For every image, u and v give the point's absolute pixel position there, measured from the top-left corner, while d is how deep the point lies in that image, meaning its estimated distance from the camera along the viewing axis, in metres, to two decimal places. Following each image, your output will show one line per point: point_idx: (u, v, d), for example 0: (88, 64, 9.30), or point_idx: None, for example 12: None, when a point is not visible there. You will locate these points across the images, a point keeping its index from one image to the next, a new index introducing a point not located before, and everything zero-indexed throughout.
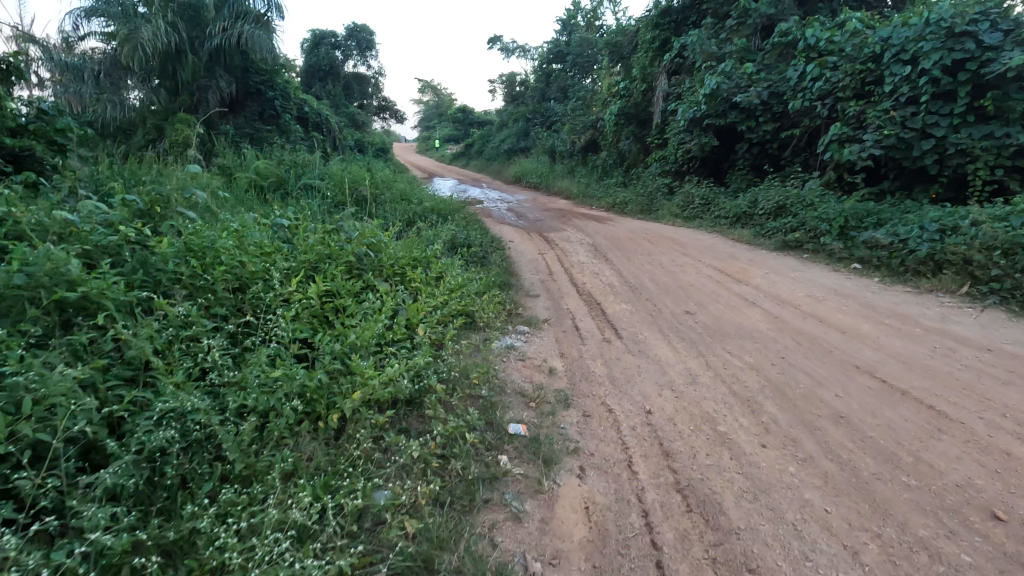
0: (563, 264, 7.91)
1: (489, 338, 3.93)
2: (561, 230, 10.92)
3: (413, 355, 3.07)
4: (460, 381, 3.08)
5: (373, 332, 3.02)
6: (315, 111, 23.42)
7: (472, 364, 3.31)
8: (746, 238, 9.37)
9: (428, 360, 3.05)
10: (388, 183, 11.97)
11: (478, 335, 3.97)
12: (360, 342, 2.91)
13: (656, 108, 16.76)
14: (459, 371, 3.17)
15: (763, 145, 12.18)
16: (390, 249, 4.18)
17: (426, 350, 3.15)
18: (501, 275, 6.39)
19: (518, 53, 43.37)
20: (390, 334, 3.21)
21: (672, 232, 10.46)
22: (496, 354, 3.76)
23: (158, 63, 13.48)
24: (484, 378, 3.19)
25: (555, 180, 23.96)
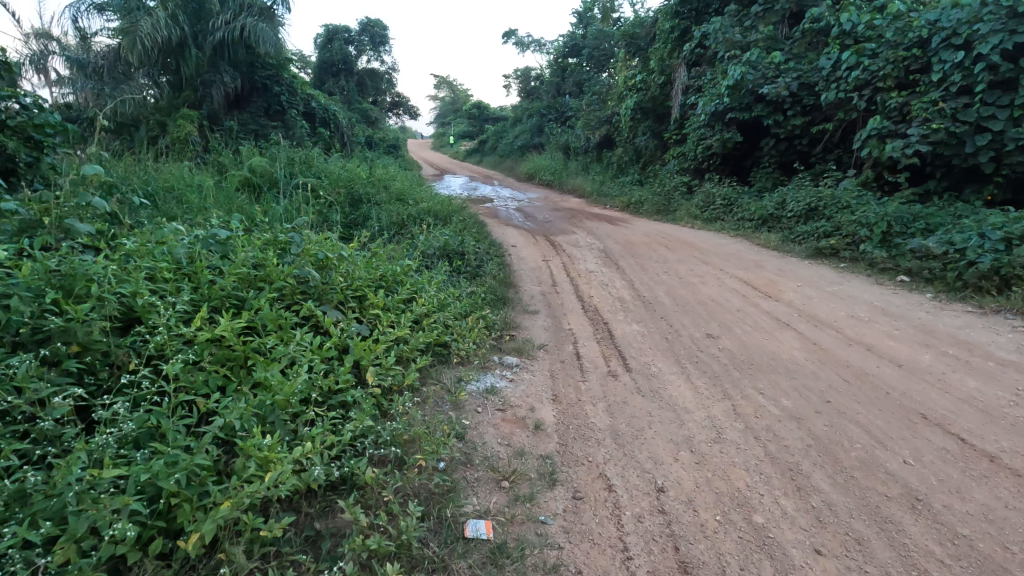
0: (568, 273, 7.14)
1: (463, 381, 3.20)
2: (569, 232, 10.16)
3: (343, 422, 2.35)
4: (406, 457, 2.35)
5: (291, 389, 2.33)
6: (323, 106, 22.88)
7: (430, 428, 2.57)
8: (771, 244, 8.53)
9: (361, 430, 2.33)
10: (389, 182, 11.33)
11: (450, 376, 3.24)
12: (266, 408, 2.23)
13: (675, 102, 15.85)
14: (407, 442, 2.42)
15: (790, 141, 11.28)
16: (348, 268, 3.48)
17: (364, 412, 2.43)
18: (494, 289, 5.65)
19: (534, 47, 42.44)
20: (321, 387, 2.51)
21: (690, 235, 9.65)
22: (470, 402, 3.02)
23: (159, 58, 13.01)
24: (442, 445, 2.46)
25: (569, 177, 23.13)
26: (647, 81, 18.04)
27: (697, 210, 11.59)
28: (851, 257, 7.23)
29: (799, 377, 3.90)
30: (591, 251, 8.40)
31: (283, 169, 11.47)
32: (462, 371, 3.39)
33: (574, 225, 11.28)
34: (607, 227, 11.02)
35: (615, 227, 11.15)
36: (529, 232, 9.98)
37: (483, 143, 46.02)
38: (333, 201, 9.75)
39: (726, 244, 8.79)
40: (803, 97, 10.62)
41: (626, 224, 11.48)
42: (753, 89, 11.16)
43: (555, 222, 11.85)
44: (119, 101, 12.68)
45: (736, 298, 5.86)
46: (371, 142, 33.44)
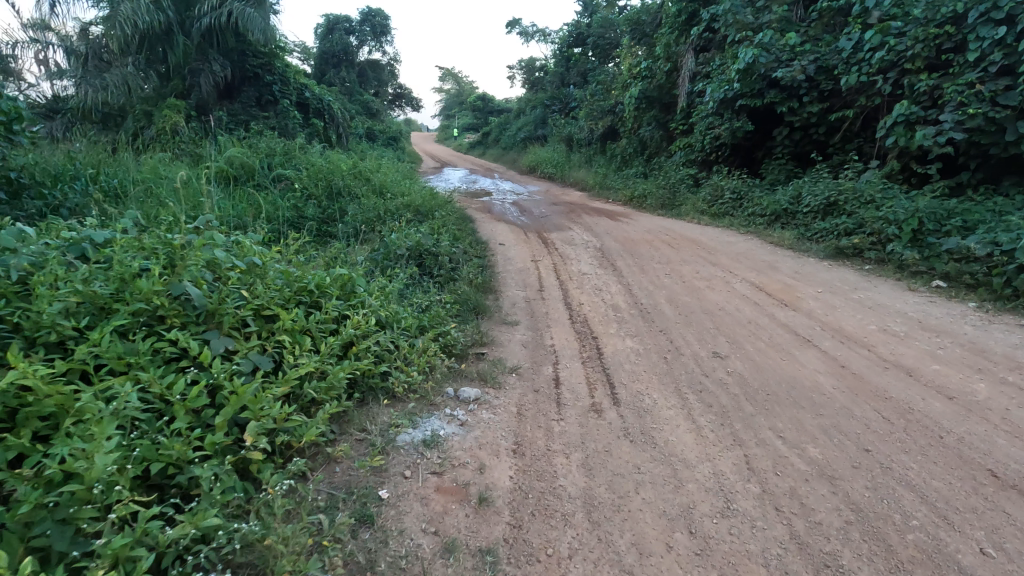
0: (558, 275, 6.40)
1: (390, 437, 2.49)
2: (565, 228, 9.40)
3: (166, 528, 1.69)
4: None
5: (91, 478, 1.66)
6: (318, 96, 22.15)
7: (306, 528, 1.87)
8: (784, 242, 7.75)
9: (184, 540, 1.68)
10: (375, 174, 10.63)
11: (375, 426, 2.54)
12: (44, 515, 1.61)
13: (682, 90, 15.00)
14: (262, 556, 1.75)
15: (806, 130, 10.45)
16: (258, 282, 2.80)
17: (203, 510, 1.76)
18: (467, 296, 4.91)
19: (539, 36, 41.43)
20: (155, 463, 1.84)
21: (695, 232, 8.90)
22: (390, 470, 2.31)
23: (142, 45, 12.35)
24: (315, 560, 1.76)
25: (571, 170, 22.32)
26: (652, 68, 17.18)
27: (704, 204, 10.78)
28: (877, 257, 6.45)
29: (827, 416, 3.15)
30: (586, 249, 7.66)
31: (263, 159, 10.80)
32: (394, 416, 2.67)
33: (571, 220, 10.55)
34: (607, 222, 10.29)
35: (615, 222, 10.42)
36: (521, 228, 9.24)
37: (487, 136, 45.17)
38: (310, 195, 9.08)
39: (735, 241, 8.01)
40: (820, 81, 9.79)
41: (627, 219, 10.74)
42: (765, 73, 10.34)
43: (551, 217, 11.10)
44: (104, 91, 12.02)
45: (747, 308, 5.10)
46: (370, 133, 32.74)
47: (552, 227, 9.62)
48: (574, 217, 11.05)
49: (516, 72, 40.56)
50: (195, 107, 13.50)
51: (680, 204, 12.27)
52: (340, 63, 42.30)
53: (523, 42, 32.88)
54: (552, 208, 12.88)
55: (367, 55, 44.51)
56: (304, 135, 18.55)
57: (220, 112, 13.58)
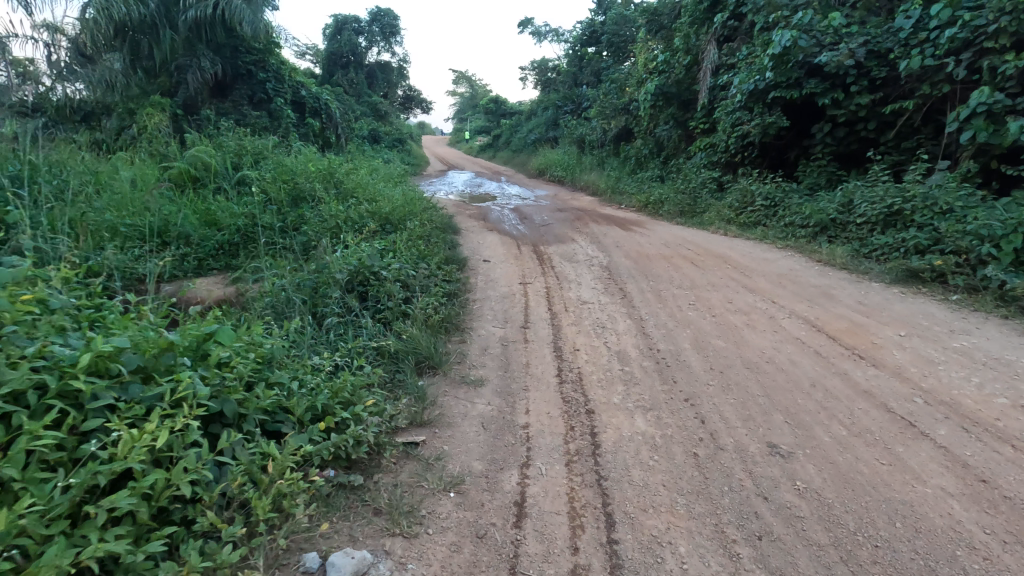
0: (550, 303, 5.03)
1: None
2: (566, 240, 8.00)
3: None
4: None
5: None
6: (315, 95, 21.03)
7: None
8: (831, 260, 6.28)
9: None
10: (355, 177, 9.39)
11: None
12: None
13: (703, 85, 13.54)
14: None
15: (851, 127, 8.99)
16: None
17: None
18: (411, 344, 3.57)
19: (551, 36, 40.10)
20: None
21: (722, 246, 7.46)
22: None
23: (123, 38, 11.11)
24: None
25: (582, 173, 20.95)
26: (670, 63, 15.74)
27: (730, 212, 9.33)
28: (965, 286, 4.99)
29: None
30: (589, 268, 6.26)
31: (231, 158, 9.61)
32: None
33: (576, 229, 9.16)
34: (618, 232, 8.90)
35: (626, 231, 9.01)
36: (516, 239, 7.89)
37: (497, 138, 43.97)
38: (272, 201, 7.85)
39: (772, 259, 6.58)
40: (870, 68, 8.31)
41: (641, 229, 9.36)
42: (804, 60, 8.91)
43: (553, 225, 9.73)
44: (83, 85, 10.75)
45: (805, 361, 3.69)
46: (375, 135, 31.66)
47: (551, 237, 8.24)
48: (580, 225, 9.68)
49: (528, 73, 39.25)
50: (182, 106, 12.28)
51: (703, 210, 10.79)
52: (349, 64, 41.35)
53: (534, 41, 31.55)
54: (556, 214, 11.51)
55: (376, 57, 43.54)
56: (297, 135, 17.42)
57: (208, 112, 12.33)
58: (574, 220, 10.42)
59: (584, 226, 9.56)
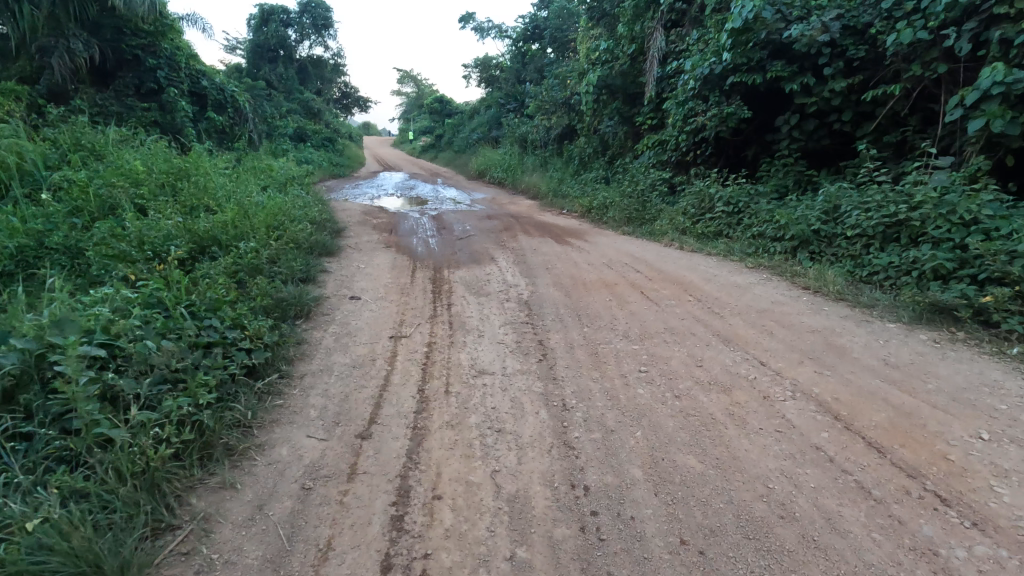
0: (423, 376, 3.20)
1: None
2: (483, 260, 6.19)
3: None
4: None
5: None
6: (218, 86, 18.44)
7: None
8: (820, 289, 4.75)
9: None
10: (217, 179, 7.30)
11: None
12: None
13: (650, 75, 12.07)
14: None
15: (820, 120, 7.65)
16: None
17: None
18: (22, 549, 1.62)
19: (495, 33, 38.10)
20: None
21: (678, 266, 5.81)
22: None
23: None
24: None
25: (524, 174, 19.28)
26: (613, 52, 14.21)
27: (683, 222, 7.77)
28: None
29: None
30: (501, 304, 4.49)
31: (52, 154, 7.15)
32: None
33: (502, 243, 7.35)
34: (554, 247, 7.16)
35: (562, 245, 7.28)
36: (416, 259, 6.03)
37: (441, 139, 41.85)
38: None
39: (745, 286, 4.98)
40: (845, 46, 6.94)
41: (584, 242, 7.63)
42: (768, 38, 7.49)
43: (475, 237, 7.90)
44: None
45: (847, 514, 2.02)
46: (302, 134, 29.03)
47: (466, 256, 6.43)
48: (508, 236, 7.91)
49: (471, 71, 37.16)
50: (47, 95, 9.71)
51: (654, 216, 9.22)
52: (278, 57, 38.26)
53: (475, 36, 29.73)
54: (485, 222, 9.69)
55: (308, 51, 40.53)
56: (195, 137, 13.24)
57: (83, 102, 9.91)
58: (503, 230, 8.64)
59: (512, 239, 7.76)
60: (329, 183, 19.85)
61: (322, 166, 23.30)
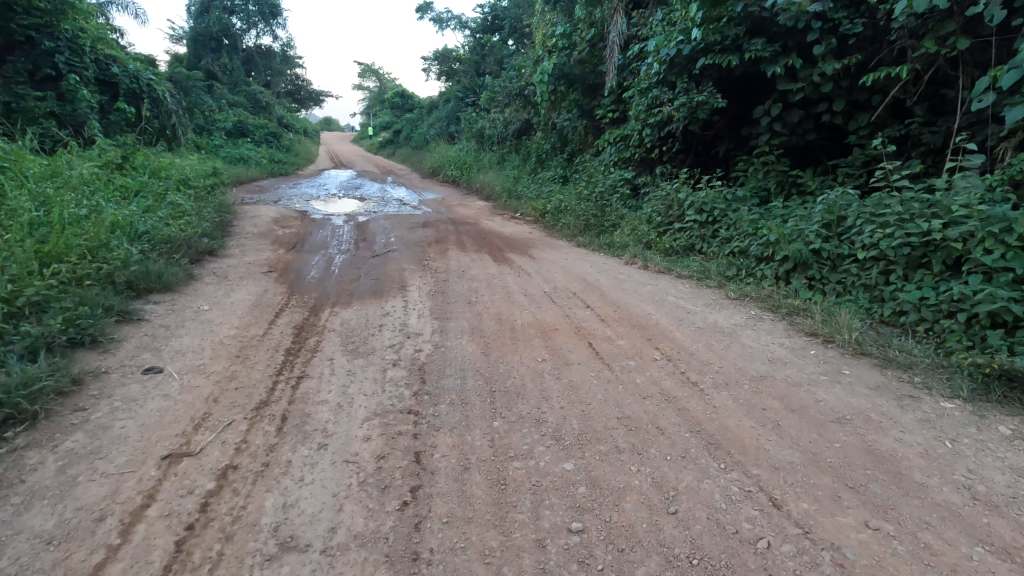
0: (175, 560, 1.75)
1: None
2: (390, 290, 4.73)
3: None
4: None
5: None
6: (132, 73, 16.38)
7: None
8: (832, 338, 3.46)
9: None
10: (48, 185, 5.63)
11: None
12: None
13: (609, 63, 10.75)
14: None
15: (807, 110, 6.47)
16: None
17: None
18: None
19: (454, 23, 36.04)
20: None
21: (639, 299, 4.44)
22: None
23: None
24: None
25: (479, 173, 17.82)
26: (570, 38, 12.78)
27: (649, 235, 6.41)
28: None
29: None
30: (381, 373, 3.05)
31: None
32: None
33: (425, 263, 5.87)
34: (490, 266, 5.72)
35: (500, 263, 5.86)
36: (298, 291, 4.54)
37: (399, 135, 39.94)
38: None
39: (727, 333, 3.67)
40: (837, 20, 5.70)
41: (528, 258, 6.21)
42: (745, 11, 6.20)
43: (396, 253, 6.42)
44: None
45: None
46: (243, 129, 26.89)
47: (370, 283, 4.95)
48: (438, 252, 6.45)
49: (429, 63, 35.11)
50: None
51: (616, 224, 7.90)
52: (221, 47, 35.70)
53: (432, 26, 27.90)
54: (416, 229, 8.17)
55: (255, 40, 38.00)
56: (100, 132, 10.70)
57: None
58: (432, 241, 7.16)
59: (440, 256, 6.26)
60: (264, 183, 18.06)
61: (261, 164, 21.41)
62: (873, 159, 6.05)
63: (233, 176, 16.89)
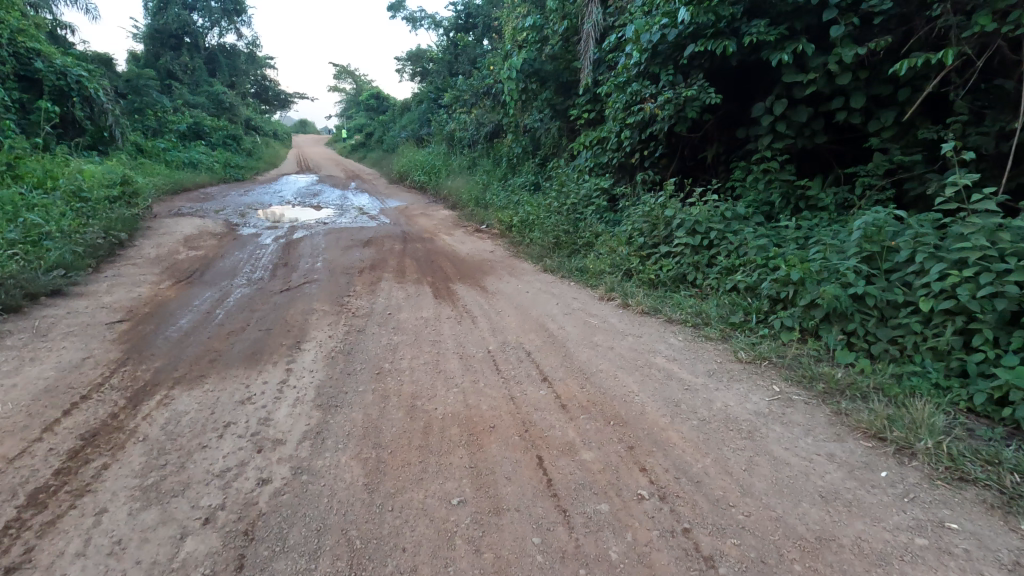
0: None
1: None
2: (274, 353, 3.42)
3: None
4: None
5: None
6: (58, 69, 14.76)
7: None
8: (912, 445, 2.26)
9: None
10: None
11: None
12: None
13: (583, 57, 9.57)
14: None
15: (817, 108, 5.38)
16: None
17: None
18: None
19: (428, 23, 34.46)
20: None
21: (614, 364, 3.21)
22: None
23: None
24: None
25: (448, 178, 16.54)
26: (541, 32, 11.54)
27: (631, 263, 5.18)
28: None
29: None
30: (170, 548, 1.76)
31: None
32: None
33: (344, 302, 4.56)
34: (426, 305, 4.46)
35: (439, 300, 4.60)
36: (138, 355, 3.23)
37: (371, 137, 38.43)
38: None
39: (745, 434, 2.44)
40: None
41: (478, 290, 4.96)
42: None
43: (314, 286, 5.10)
44: None
45: None
46: (198, 131, 25.18)
47: (253, 339, 3.63)
48: (367, 284, 5.14)
49: (402, 64, 33.53)
50: None
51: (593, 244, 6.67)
52: (180, 45, 33.78)
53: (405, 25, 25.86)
54: (353, 249, 6.84)
55: (218, 39, 36.26)
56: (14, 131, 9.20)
57: None
58: (367, 266, 5.85)
59: (367, 290, 4.95)
60: (211, 190, 16.54)
61: (213, 169, 19.82)
62: (900, 166, 4.98)
63: (174, 183, 15.36)
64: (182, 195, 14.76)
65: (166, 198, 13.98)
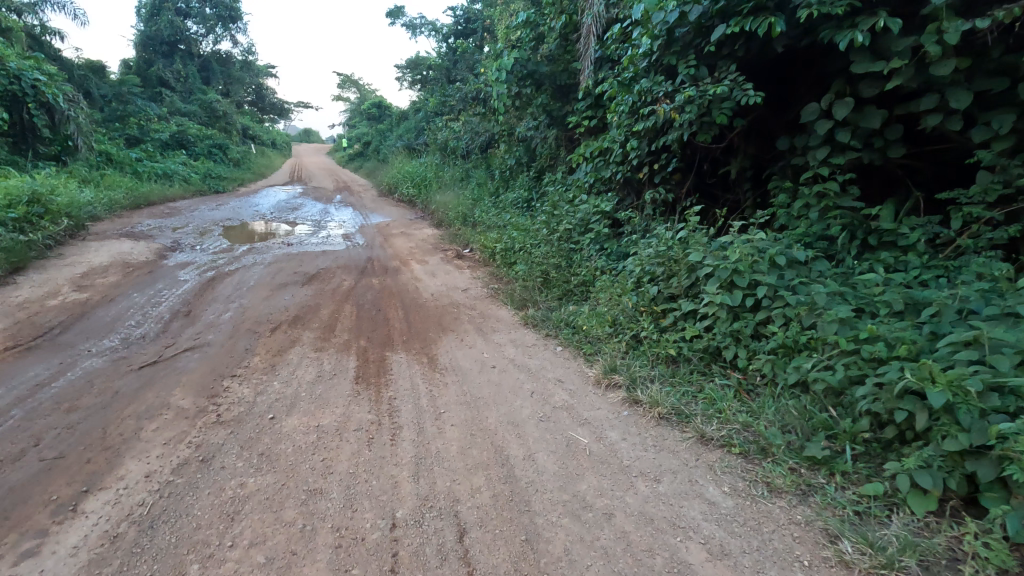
0: None
1: None
2: (14, 529, 1.96)
3: None
4: None
5: None
6: (11, 72, 13.49)
7: None
8: None
9: None
10: None
11: None
12: None
13: (583, 56, 8.19)
14: None
15: (892, 110, 3.96)
16: None
17: None
18: None
19: (428, 30, 33.11)
20: None
21: (608, 572, 1.75)
22: None
23: None
24: None
25: (439, 191, 15.14)
26: (536, 28, 10.11)
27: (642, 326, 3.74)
28: None
29: None
30: None
31: None
32: None
33: (216, 393, 3.09)
34: (334, 400, 2.99)
35: (358, 389, 3.13)
36: None
37: (370, 146, 37.19)
38: None
39: None
40: None
41: (421, 366, 3.49)
42: None
43: (195, 355, 3.65)
44: None
45: None
46: (183, 140, 23.91)
47: (9, 486, 2.18)
48: (269, 353, 3.67)
49: (401, 72, 32.09)
50: None
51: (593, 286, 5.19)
52: (172, 52, 32.65)
53: (405, 29, 24.07)
54: (284, 288, 5.38)
55: (213, 46, 35.18)
56: None
57: None
58: (288, 318, 4.39)
59: (264, 366, 3.48)
60: (180, 204, 15.20)
61: (189, 181, 18.50)
62: (1020, 191, 3.52)
63: (136, 196, 14.01)
64: (143, 210, 13.43)
65: (122, 214, 12.63)
